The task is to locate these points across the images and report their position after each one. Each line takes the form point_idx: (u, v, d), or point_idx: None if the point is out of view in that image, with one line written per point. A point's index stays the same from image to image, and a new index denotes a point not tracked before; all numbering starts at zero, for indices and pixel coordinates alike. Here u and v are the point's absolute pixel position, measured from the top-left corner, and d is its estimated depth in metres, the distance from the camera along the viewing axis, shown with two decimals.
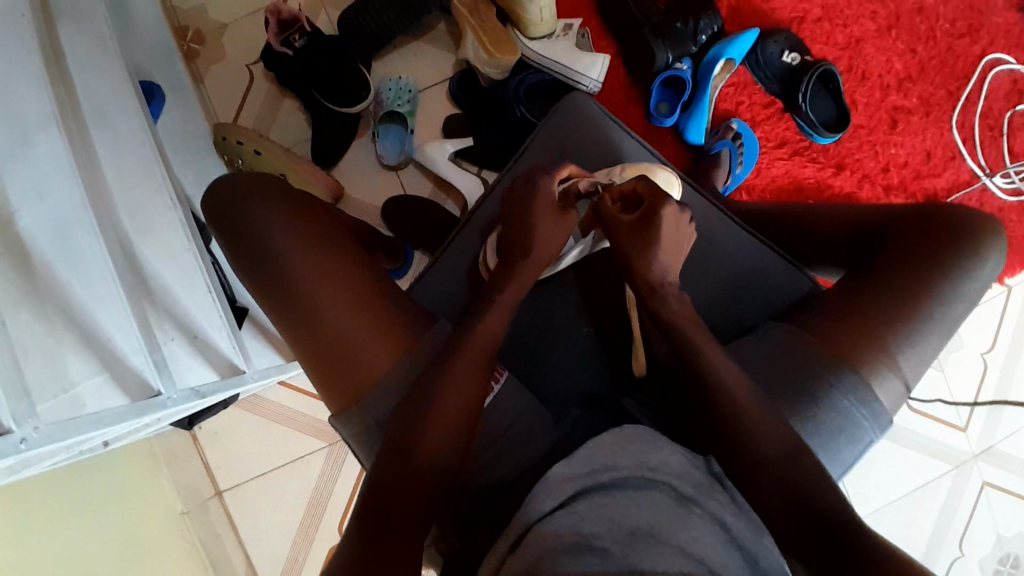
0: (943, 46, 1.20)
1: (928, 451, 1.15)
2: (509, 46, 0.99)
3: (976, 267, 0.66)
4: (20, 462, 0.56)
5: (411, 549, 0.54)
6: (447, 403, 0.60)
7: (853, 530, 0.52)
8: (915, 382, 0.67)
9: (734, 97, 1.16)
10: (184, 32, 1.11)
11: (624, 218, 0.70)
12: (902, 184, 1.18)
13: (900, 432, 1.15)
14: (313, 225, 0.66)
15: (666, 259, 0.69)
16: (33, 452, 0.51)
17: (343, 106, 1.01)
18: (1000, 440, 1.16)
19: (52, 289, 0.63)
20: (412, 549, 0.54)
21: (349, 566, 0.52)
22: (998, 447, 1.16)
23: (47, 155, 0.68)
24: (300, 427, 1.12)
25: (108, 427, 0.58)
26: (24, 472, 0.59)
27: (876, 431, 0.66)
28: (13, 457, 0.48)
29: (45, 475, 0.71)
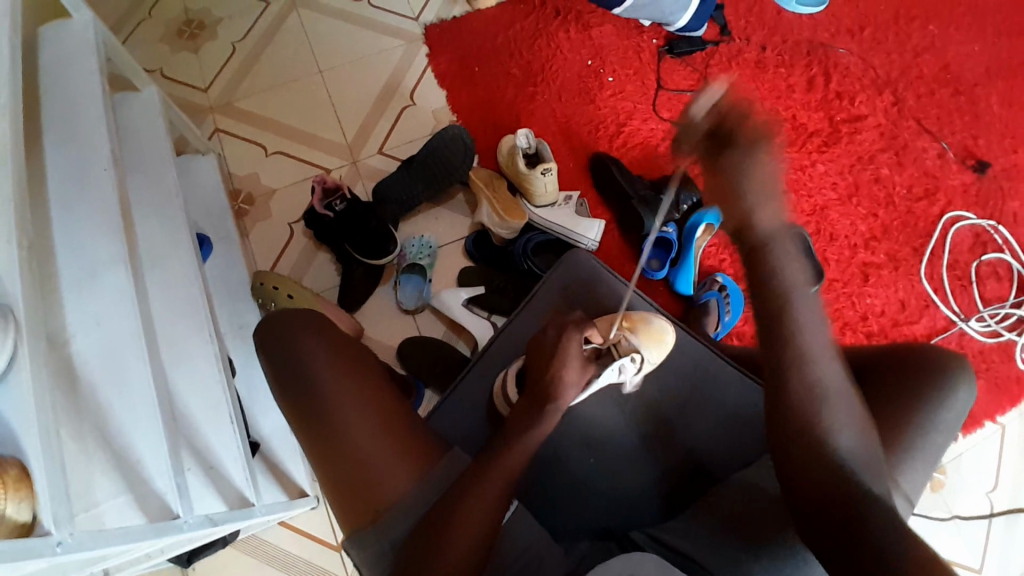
0: (902, 210, 1.37)
1: None
2: (517, 212, 1.15)
3: (949, 402, 0.72)
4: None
5: None
6: (463, 533, 0.61)
7: None
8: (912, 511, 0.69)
9: (718, 255, 1.30)
10: (238, 195, 1.29)
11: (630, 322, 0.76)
12: (882, 330, 1.27)
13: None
14: (347, 354, 0.73)
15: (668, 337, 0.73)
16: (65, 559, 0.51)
17: (373, 258, 1.14)
18: None
19: (93, 412, 0.70)
20: None
21: None
22: None
23: (111, 290, 0.76)
24: (298, 567, 1.08)
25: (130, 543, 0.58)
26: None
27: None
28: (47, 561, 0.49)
29: None
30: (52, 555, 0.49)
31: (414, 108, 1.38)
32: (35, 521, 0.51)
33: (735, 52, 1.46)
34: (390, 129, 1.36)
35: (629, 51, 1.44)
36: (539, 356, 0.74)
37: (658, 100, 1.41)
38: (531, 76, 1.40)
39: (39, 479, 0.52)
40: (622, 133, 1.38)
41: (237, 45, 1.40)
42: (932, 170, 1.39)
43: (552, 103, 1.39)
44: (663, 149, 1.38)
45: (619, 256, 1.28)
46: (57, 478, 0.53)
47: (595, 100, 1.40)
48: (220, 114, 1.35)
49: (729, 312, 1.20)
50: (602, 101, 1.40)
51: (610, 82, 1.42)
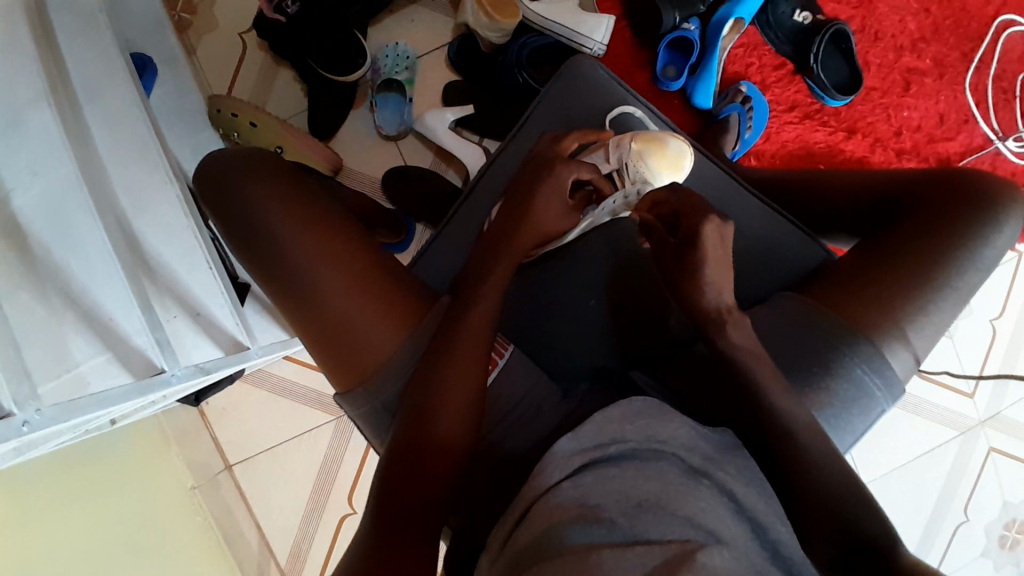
0: (956, 6, 1.16)
1: (938, 418, 1.15)
2: (509, 8, 0.95)
3: (995, 238, 0.64)
4: (29, 442, 0.58)
5: (427, 535, 0.56)
6: (453, 386, 0.59)
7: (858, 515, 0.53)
8: (926, 355, 0.66)
9: (745, 58, 1.13)
10: (174, 2, 1.07)
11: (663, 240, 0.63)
12: (915, 148, 1.15)
13: (908, 398, 1.15)
14: (303, 202, 0.64)
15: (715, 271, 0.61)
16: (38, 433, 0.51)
17: (341, 75, 0.99)
18: (1008, 407, 1.16)
19: (50, 273, 0.63)
20: (428, 535, 0.56)
21: (369, 556, 0.53)
22: (1006, 414, 1.15)
23: (39, 135, 0.67)
24: (308, 401, 1.12)
25: (113, 407, 0.58)
26: (32, 452, 0.61)
27: (889, 402, 0.65)
28: (17, 440, 0.49)
29: (42, 460, 0.72)
30: (20, 435, 0.48)
31: None
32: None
33: None
34: None
35: None
36: (526, 189, 0.67)
37: None
38: None
39: None
40: None
41: None
42: None
43: None
44: None
45: (628, 66, 1.10)
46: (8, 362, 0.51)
47: None
48: None
49: (750, 129, 1.07)
50: None
51: None
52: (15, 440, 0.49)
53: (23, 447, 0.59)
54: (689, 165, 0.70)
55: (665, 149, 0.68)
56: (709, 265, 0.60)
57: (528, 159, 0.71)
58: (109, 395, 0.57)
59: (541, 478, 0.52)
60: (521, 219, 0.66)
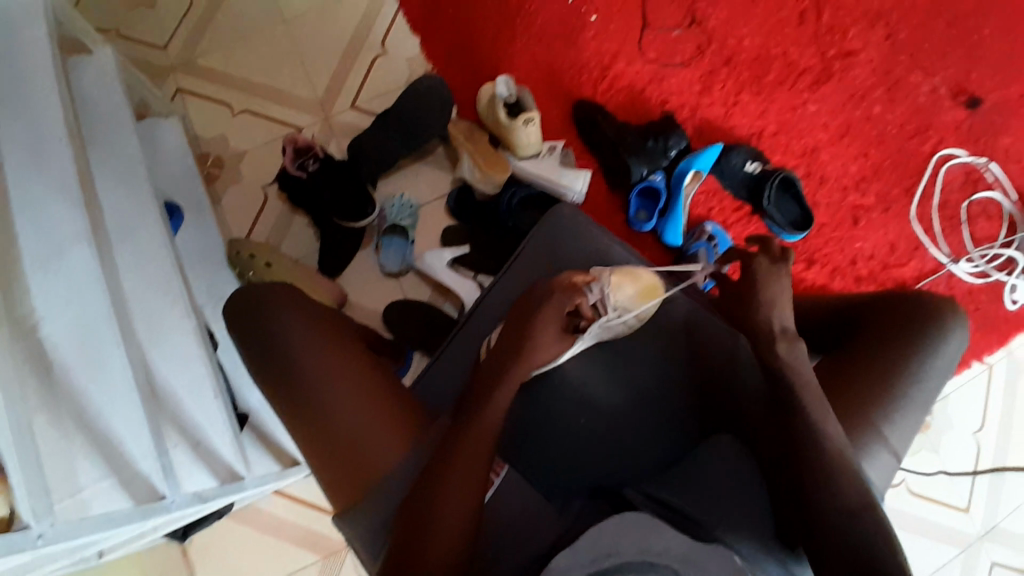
0: (892, 149, 1.34)
1: (937, 536, 1.14)
2: (499, 164, 1.11)
3: (943, 349, 0.71)
4: (26, 565, 0.58)
5: None
6: (451, 504, 0.61)
7: None
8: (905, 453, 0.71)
9: (706, 204, 1.28)
10: (205, 159, 1.23)
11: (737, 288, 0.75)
12: (872, 274, 1.27)
13: (905, 515, 1.14)
14: (317, 326, 0.71)
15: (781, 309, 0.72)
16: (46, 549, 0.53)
17: (350, 221, 1.10)
18: (1005, 518, 1.15)
19: (69, 396, 0.67)
20: None
21: None
22: (1005, 526, 1.14)
23: (76, 274, 0.74)
24: (296, 534, 1.09)
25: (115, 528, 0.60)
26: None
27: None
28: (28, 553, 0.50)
29: None
30: (33, 548, 0.50)
31: (385, 59, 1.29)
32: (13, 515, 0.52)
33: None
34: (361, 82, 1.28)
35: None
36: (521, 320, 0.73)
37: (644, 40, 1.34)
38: (510, 18, 1.32)
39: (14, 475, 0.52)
40: (607, 76, 1.32)
41: None
42: (927, 104, 1.35)
43: (532, 47, 1.32)
44: (649, 93, 1.33)
45: (605, 207, 1.25)
46: (32, 473, 0.53)
47: (579, 42, 1.33)
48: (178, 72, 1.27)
49: None
50: (584, 44, 1.33)
51: (592, 22, 1.34)
52: (28, 553, 0.50)
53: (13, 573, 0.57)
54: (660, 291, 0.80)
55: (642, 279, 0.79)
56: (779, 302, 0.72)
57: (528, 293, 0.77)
58: (113, 517, 0.59)
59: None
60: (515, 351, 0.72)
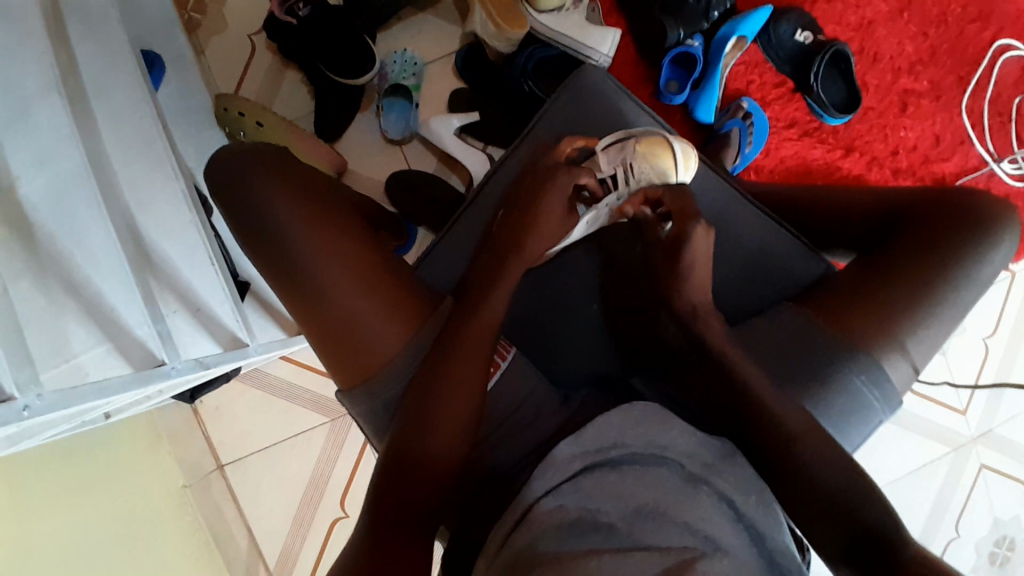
0: (954, 30, 1.18)
1: (931, 436, 1.16)
2: (518, 18, 0.96)
3: (991, 254, 0.66)
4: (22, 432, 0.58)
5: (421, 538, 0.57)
6: (455, 394, 0.60)
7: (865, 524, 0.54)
8: (926, 364, 0.67)
9: (745, 76, 1.15)
10: (185, 1, 1.08)
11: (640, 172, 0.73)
12: (911, 168, 1.17)
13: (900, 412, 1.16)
14: (315, 200, 0.65)
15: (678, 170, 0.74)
16: (37, 420, 0.50)
17: (348, 78, 0.99)
18: (999, 425, 1.17)
19: (53, 260, 0.63)
20: (423, 538, 0.57)
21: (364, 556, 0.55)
22: (997, 432, 1.17)
23: (46, 121, 0.67)
24: (303, 402, 1.12)
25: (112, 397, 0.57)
26: (26, 441, 0.61)
27: (885, 413, 0.66)
28: (16, 425, 0.47)
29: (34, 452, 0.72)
30: (19, 421, 0.47)
31: None
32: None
33: None
34: None
35: None
36: (527, 199, 0.69)
37: None
38: None
39: None
40: None
41: None
42: None
43: None
44: None
45: (632, 78, 1.12)
46: (14, 343, 0.50)
47: None
48: None
49: (751, 145, 1.08)
50: None
51: None
52: (15, 425, 0.47)
53: (16, 437, 0.58)
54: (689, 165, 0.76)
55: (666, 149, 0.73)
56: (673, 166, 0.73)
57: (530, 170, 0.72)
58: (109, 385, 0.56)
59: (525, 491, 0.54)
60: (513, 243, 0.68)
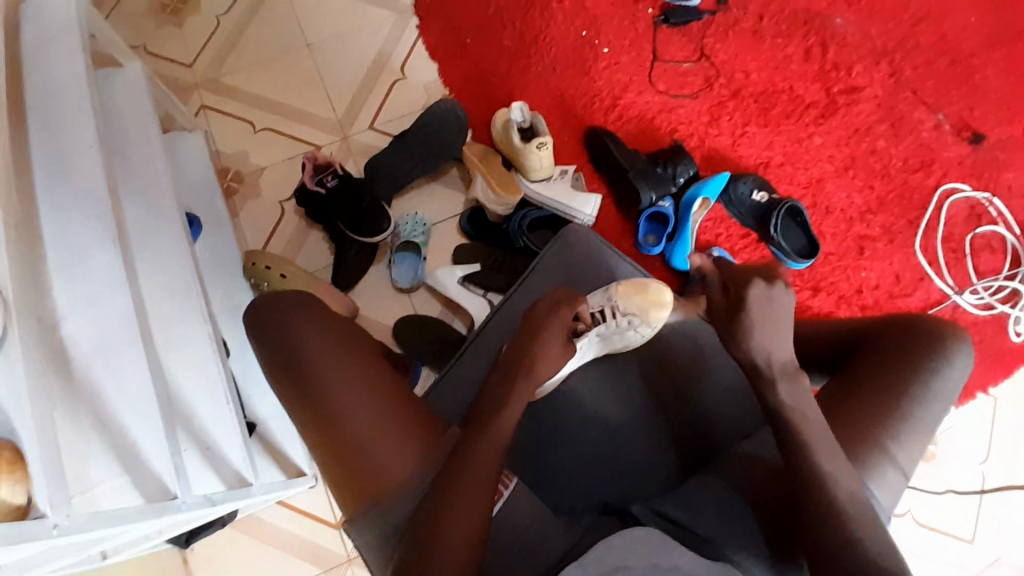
0: (897, 182, 1.36)
1: (940, 566, 1.14)
2: (512, 186, 1.14)
3: (949, 370, 0.72)
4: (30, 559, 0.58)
5: None
6: (461, 521, 0.61)
7: None
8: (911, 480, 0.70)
9: (713, 230, 1.30)
10: (226, 173, 1.27)
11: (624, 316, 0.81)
12: (877, 304, 1.28)
13: (904, 543, 1.15)
14: (337, 335, 0.72)
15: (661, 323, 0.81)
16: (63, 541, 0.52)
17: (365, 236, 1.13)
18: (1009, 553, 1.15)
19: (87, 394, 0.69)
20: None
21: None
22: (1008, 560, 1.15)
23: (100, 268, 0.75)
24: (298, 549, 1.08)
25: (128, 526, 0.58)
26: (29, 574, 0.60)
27: (878, 529, 0.68)
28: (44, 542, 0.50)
29: None
30: (48, 537, 0.50)
31: (404, 82, 1.34)
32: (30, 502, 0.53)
33: (731, 22, 1.43)
34: (380, 104, 1.32)
35: (625, 22, 1.40)
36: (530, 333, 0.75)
37: (654, 72, 1.39)
38: (524, 48, 1.36)
39: (33, 463, 0.53)
40: (617, 108, 1.36)
41: (221, 19, 1.35)
42: (931, 139, 1.38)
43: (547, 75, 1.36)
44: (659, 122, 1.36)
45: (616, 232, 1.28)
46: (53, 464, 0.53)
47: (592, 70, 1.37)
48: (203, 88, 1.32)
49: None
50: (596, 75, 1.37)
51: (604, 53, 1.38)
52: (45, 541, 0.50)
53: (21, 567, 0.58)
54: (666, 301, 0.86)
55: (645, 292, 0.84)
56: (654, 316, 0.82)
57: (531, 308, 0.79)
58: (128, 512, 0.58)
59: None
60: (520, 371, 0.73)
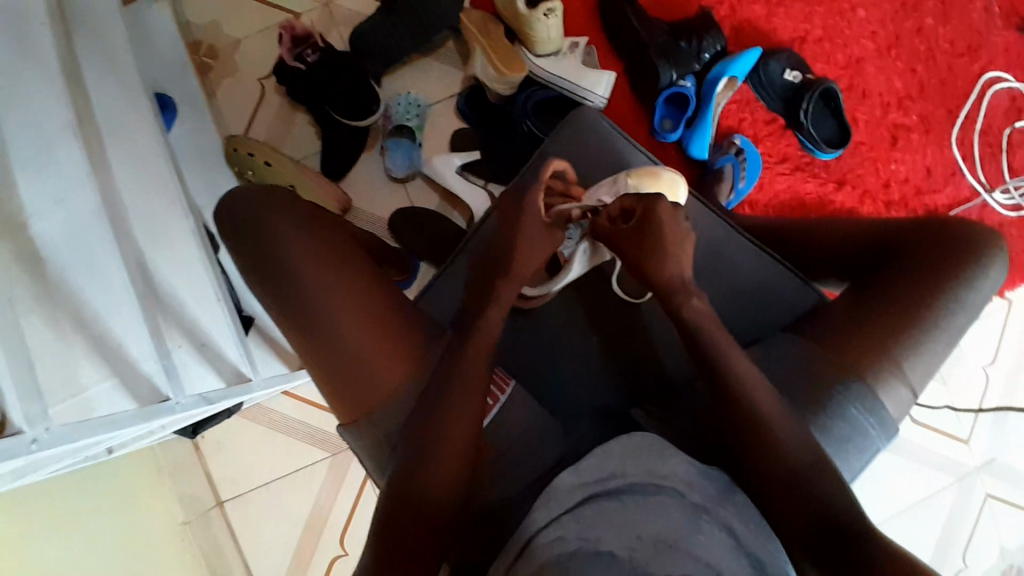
0: (941, 66, 1.22)
1: (934, 464, 1.15)
2: (518, 63, 1.01)
3: (981, 279, 0.67)
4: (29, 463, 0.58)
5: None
6: (457, 421, 0.61)
7: (863, 539, 0.53)
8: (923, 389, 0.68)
9: (738, 113, 1.18)
10: (197, 47, 1.13)
11: (623, 230, 0.69)
12: (903, 200, 1.19)
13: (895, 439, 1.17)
14: (320, 240, 0.67)
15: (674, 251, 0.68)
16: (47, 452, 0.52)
17: (354, 120, 1.04)
18: (1003, 453, 1.16)
19: (64, 294, 0.63)
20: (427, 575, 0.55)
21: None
22: (1001, 460, 1.16)
23: (65, 161, 0.68)
24: (305, 435, 1.12)
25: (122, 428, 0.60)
26: (28, 475, 0.61)
27: (883, 440, 0.66)
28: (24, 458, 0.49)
29: (48, 481, 0.73)
30: (29, 453, 0.49)
31: None
32: None
33: None
34: None
35: None
36: (512, 224, 0.75)
37: None
38: None
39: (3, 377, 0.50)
40: None
41: None
42: (979, 23, 1.22)
43: None
44: None
45: (628, 117, 1.16)
46: (24, 376, 0.51)
47: None
48: None
49: (744, 180, 1.11)
50: None
51: None
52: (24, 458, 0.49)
53: (22, 469, 0.59)
54: (684, 191, 0.77)
55: (658, 179, 0.75)
56: (668, 242, 0.68)
57: (505, 202, 0.79)
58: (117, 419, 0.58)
59: (526, 523, 0.54)
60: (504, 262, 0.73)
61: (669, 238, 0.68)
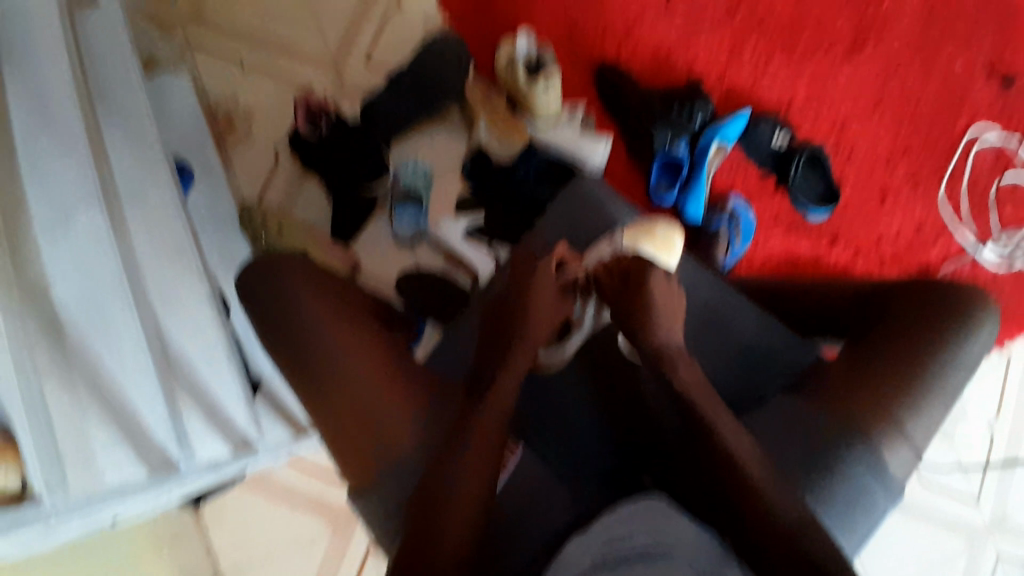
0: (925, 126, 1.27)
1: (944, 523, 1.14)
2: (516, 130, 1.10)
3: (973, 338, 0.68)
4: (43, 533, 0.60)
5: None
6: (464, 488, 0.61)
7: None
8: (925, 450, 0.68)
9: (730, 175, 1.24)
10: (215, 117, 1.19)
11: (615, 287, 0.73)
12: (895, 256, 1.23)
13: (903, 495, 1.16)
14: (337, 306, 0.70)
15: (664, 309, 0.71)
16: None
17: (365, 186, 1.10)
18: (1014, 510, 1.15)
19: (82, 361, 0.66)
20: None
21: None
22: (1013, 517, 1.14)
23: (84, 230, 0.70)
24: (308, 496, 1.11)
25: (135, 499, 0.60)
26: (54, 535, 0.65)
27: (890, 502, 0.66)
28: None
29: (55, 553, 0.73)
30: None
31: (401, 12, 1.24)
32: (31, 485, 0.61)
33: None
34: (375, 39, 1.23)
35: None
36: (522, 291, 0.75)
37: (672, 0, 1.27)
38: None
39: None
40: (630, 42, 1.26)
41: None
42: (965, 77, 1.28)
43: (554, 5, 1.25)
44: (675, 58, 1.27)
45: (625, 180, 1.22)
46: None
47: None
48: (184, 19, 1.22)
49: (739, 239, 1.17)
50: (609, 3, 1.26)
51: None
52: None
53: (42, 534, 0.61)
54: (679, 242, 0.84)
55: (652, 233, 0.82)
56: (657, 301, 0.70)
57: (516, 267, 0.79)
58: None
59: None
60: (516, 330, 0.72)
61: (658, 297, 0.70)
